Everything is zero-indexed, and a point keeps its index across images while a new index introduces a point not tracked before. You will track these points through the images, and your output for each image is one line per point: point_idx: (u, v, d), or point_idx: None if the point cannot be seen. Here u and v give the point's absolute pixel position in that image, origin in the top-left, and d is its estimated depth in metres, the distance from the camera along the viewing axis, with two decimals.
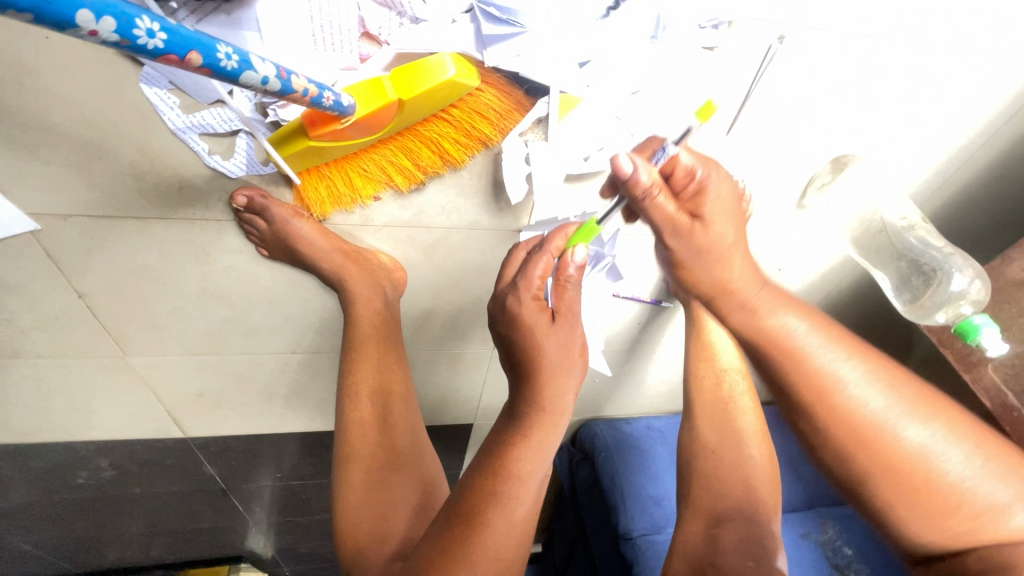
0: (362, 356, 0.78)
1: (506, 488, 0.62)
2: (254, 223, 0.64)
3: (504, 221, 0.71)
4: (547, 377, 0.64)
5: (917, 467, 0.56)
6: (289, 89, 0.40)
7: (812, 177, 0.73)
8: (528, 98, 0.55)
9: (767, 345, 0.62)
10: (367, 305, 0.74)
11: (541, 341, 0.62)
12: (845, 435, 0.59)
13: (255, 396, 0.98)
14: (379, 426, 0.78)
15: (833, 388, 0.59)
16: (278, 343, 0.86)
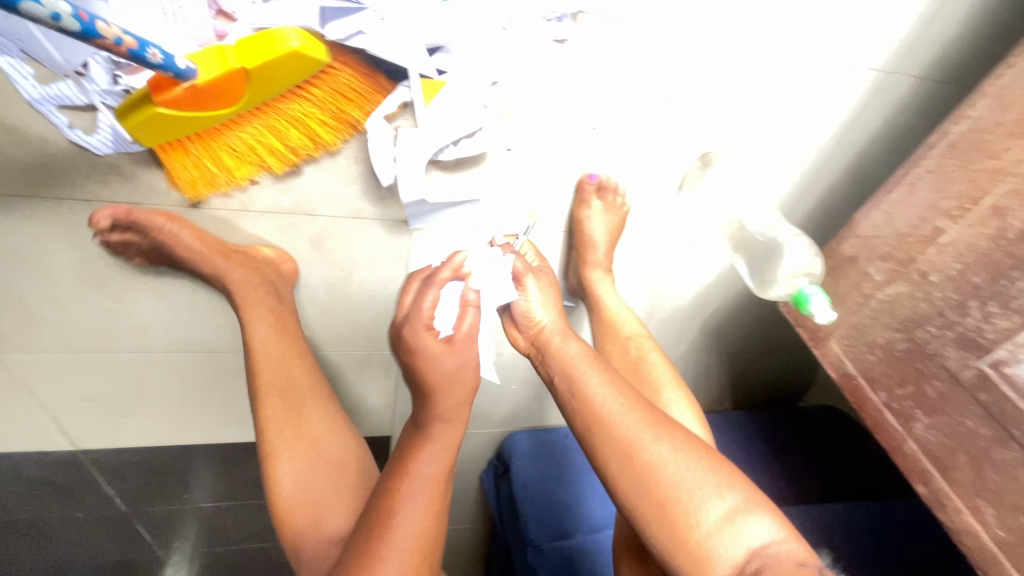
0: (262, 358, 0.73)
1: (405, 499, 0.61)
2: (127, 240, 0.67)
3: (390, 210, 0.73)
4: (437, 398, 0.62)
5: (665, 490, 0.62)
6: (94, 32, 0.38)
7: (685, 176, 0.78)
8: (387, 81, 0.58)
9: (563, 375, 0.74)
10: (257, 304, 0.72)
11: (433, 370, 0.61)
12: (607, 454, 0.66)
13: (151, 400, 0.95)
14: (291, 416, 0.72)
15: (603, 416, 0.67)
16: (169, 340, 0.84)
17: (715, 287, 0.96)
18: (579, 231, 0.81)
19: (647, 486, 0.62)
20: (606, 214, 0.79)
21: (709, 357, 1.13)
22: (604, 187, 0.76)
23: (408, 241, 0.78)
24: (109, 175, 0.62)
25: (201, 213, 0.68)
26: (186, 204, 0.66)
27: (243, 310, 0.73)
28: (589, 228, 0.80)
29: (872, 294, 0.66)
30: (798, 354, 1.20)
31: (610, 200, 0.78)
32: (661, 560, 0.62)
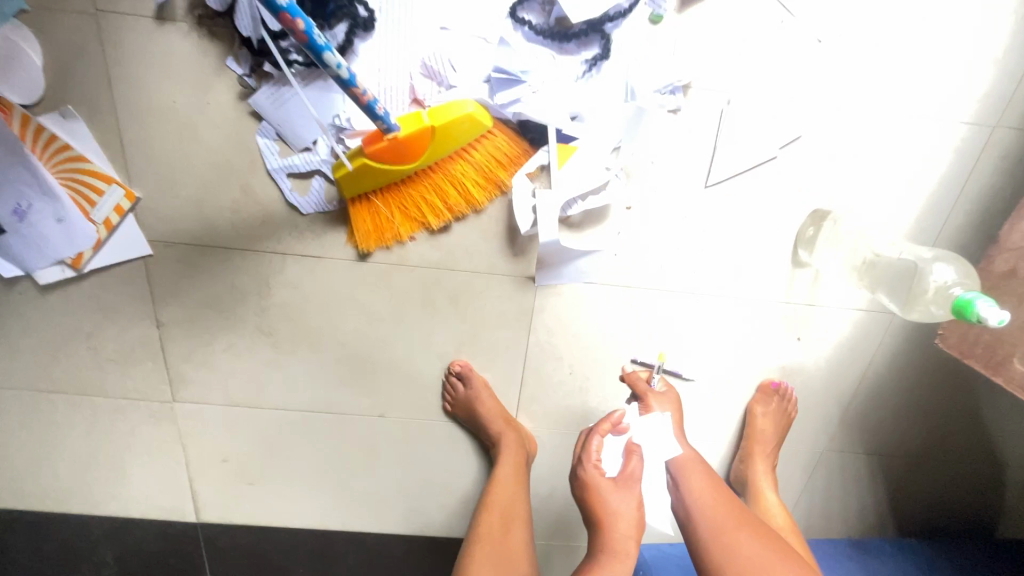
0: (501, 468, 0.88)
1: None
2: (454, 386, 0.89)
3: (521, 266, 0.81)
4: (602, 531, 0.74)
5: (752, 564, 0.70)
6: (352, 83, 0.56)
7: (799, 234, 0.79)
8: (531, 146, 0.72)
9: (681, 478, 0.81)
10: (510, 449, 0.88)
11: (603, 505, 0.75)
12: (704, 544, 0.74)
13: (278, 467, 0.99)
14: (501, 534, 0.84)
15: (709, 514, 0.76)
16: (308, 397, 0.91)
17: (848, 361, 0.90)
18: None
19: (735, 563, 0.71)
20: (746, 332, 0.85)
21: (859, 459, 0.98)
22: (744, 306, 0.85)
23: (533, 298, 0.85)
24: (306, 232, 0.78)
25: (364, 267, 0.80)
26: (355, 258, 0.80)
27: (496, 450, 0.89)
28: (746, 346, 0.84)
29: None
30: (979, 469, 1.00)
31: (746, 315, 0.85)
32: None
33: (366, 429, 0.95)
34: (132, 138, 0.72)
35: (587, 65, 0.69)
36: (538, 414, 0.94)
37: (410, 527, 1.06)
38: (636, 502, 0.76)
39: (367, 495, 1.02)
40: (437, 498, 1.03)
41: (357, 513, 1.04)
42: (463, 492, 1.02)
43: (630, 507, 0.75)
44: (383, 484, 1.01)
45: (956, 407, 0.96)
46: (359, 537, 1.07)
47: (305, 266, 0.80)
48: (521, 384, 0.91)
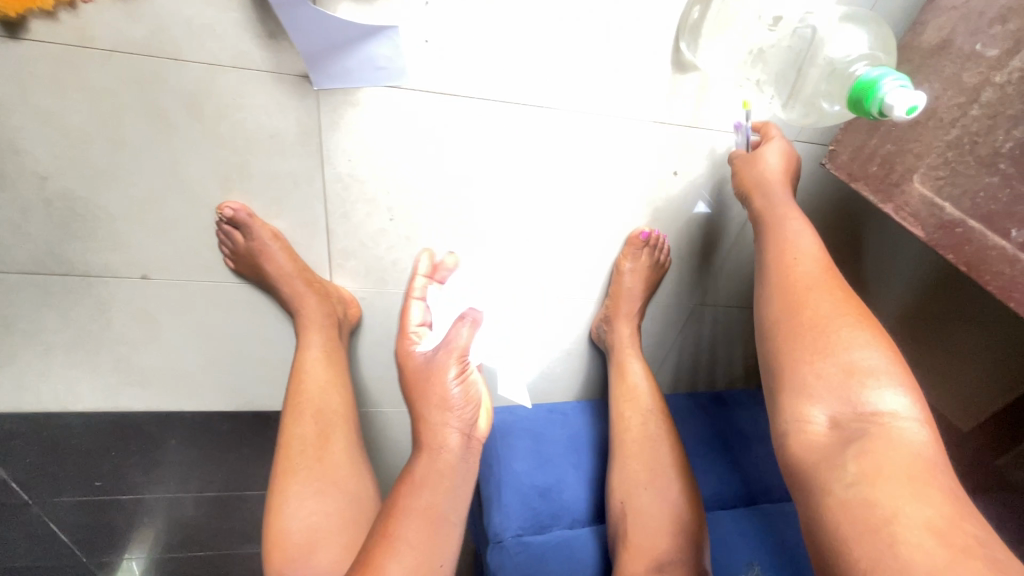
0: (306, 342, 0.70)
1: (408, 499, 0.54)
2: (232, 237, 0.66)
3: (285, 55, 0.55)
4: (417, 408, 0.58)
5: (823, 331, 0.52)
6: None
7: (686, 20, 0.58)
8: None
9: (771, 233, 0.62)
10: (316, 323, 0.69)
11: (423, 383, 0.59)
12: (771, 298, 0.58)
13: (27, 349, 0.77)
14: (316, 440, 0.66)
15: (793, 269, 0.58)
16: (25, 254, 0.66)
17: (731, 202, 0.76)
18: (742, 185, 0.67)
19: (796, 325, 0.54)
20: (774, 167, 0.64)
21: (728, 312, 0.91)
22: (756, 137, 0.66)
23: (316, 111, 0.59)
24: None
25: (22, 47, 0.51)
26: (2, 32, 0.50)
27: (301, 331, 0.70)
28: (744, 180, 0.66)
29: (984, 85, 0.48)
30: None
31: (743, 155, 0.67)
32: (782, 383, 0.52)
33: (133, 293, 0.73)
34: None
35: None
36: (358, 273, 0.74)
37: (232, 402, 0.91)
38: (462, 377, 0.59)
39: (165, 373, 0.84)
40: (256, 372, 0.86)
41: (159, 391, 0.86)
42: (287, 363, 0.86)
43: (456, 386, 0.58)
44: (182, 360, 0.82)
45: (830, 250, 0.88)
46: (173, 417, 0.91)
47: None
48: (329, 237, 0.70)
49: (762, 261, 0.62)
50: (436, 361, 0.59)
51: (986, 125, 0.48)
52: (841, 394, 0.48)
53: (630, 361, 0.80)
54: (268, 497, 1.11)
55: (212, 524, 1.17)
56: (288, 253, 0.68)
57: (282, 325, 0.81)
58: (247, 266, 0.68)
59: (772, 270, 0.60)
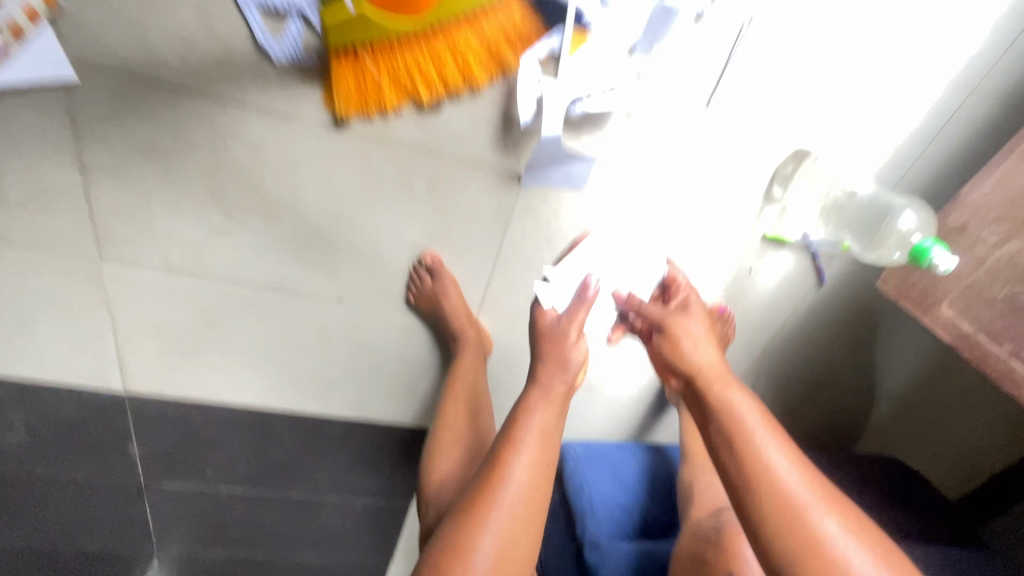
0: (460, 357, 0.91)
1: (527, 417, 0.70)
2: (422, 278, 0.87)
3: (508, 161, 0.78)
4: (541, 360, 0.75)
5: (840, 571, 0.52)
6: None
7: (779, 170, 0.84)
8: (544, 27, 0.65)
9: (730, 438, 0.61)
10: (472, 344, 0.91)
11: (549, 341, 0.75)
12: (776, 539, 0.55)
13: (216, 345, 0.94)
14: (468, 414, 0.91)
15: (782, 486, 0.56)
16: (258, 272, 0.85)
17: (786, 297, 0.99)
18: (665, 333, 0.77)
19: (811, 551, 0.53)
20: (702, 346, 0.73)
21: (768, 385, 1.12)
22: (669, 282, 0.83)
23: (514, 197, 0.82)
24: (276, 84, 0.68)
25: (338, 135, 0.73)
26: (329, 124, 0.72)
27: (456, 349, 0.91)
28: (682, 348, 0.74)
29: (988, 255, 0.72)
30: (852, 398, 1.20)
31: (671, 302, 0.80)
32: None
33: (321, 311, 0.92)
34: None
35: None
36: (499, 314, 0.95)
37: (355, 409, 1.08)
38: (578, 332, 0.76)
39: (315, 378, 1.01)
40: (386, 386, 1.04)
41: (302, 393, 1.03)
42: (412, 381, 1.04)
43: (577, 343, 0.75)
44: (331, 369, 1.00)
45: (851, 342, 1.11)
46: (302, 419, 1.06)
47: (269, 124, 0.71)
48: (488, 285, 0.91)
49: (735, 487, 0.59)
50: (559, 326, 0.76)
51: (988, 278, 0.72)
52: None
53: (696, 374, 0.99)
54: (343, 504, 1.25)
55: (280, 527, 1.28)
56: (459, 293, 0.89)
57: (421, 348, 1.00)
58: (426, 303, 0.88)
59: (758, 501, 0.57)
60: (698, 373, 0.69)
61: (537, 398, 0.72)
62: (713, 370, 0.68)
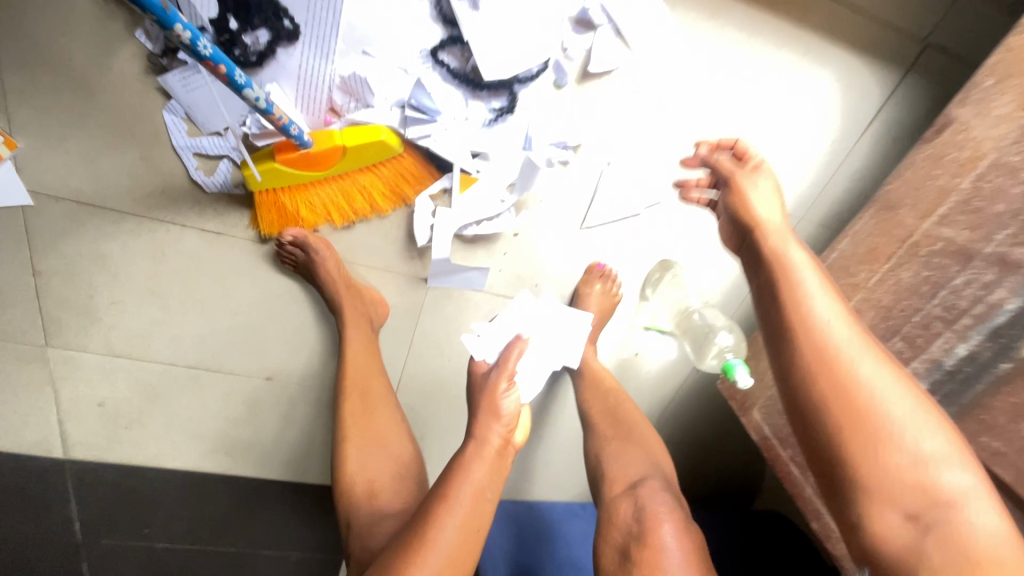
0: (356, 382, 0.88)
1: (461, 476, 0.75)
2: (292, 252, 0.83)
3: (415, 267, 0.90)
4: (479, 418, 0.79)
5: (878, 424, 0.49)
6: (270, 110, 0.61)
7: (647, 278, 0.98)
8: (436, 172, 0.78)
9: (776, 279, 0.55)
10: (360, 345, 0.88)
11: (490, 395, 0.80)
12: (812, 391, 0.51)
13: (155, 415, 1.03)
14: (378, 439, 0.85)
15: (819, 343, 0.51)
16: (193, 356, 0.95)
17: (674, 375, 1.13)
18: (580, 306, 0.94)
19: (847, 413, 0.49)
20: (602, 297, 0.94)
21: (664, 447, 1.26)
22: (607, 274, 0.94)
23: (423, 295, 0.94)
24: (208, 209, 0.80)
25: (264, 247, 0.85)
26: (255, 239, 0.84)
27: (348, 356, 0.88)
28: (590, 304, 0.93)
29: None
30: (744, 460, 1.32)
31: (607, 287, 0.94)
32: (852, 487, 0.49)
33: (254, 387, 1.02)
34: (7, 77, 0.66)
35: (495, 113, 0.74)
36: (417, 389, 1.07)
37: (285, 469, 1.17)
38: (509, 379, 0.82)
39: (247, 441, 1.11)
40: (314, 445, 1.14)
41: (236, 455, 1.12)
42: None
43: (506, 391, 0.81)
44: (265, 434, 1.10)
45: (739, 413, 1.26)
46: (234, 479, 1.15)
47: (203, 240, 0.83)
48: (404, 363, 1.01)
49: (782, 334, 0.53)
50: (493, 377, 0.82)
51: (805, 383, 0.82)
52: (912, 493, 0.48)
53: (648, 440, 0.86)
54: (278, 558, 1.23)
55: None
56: (369, 342, 0.89)
57: None
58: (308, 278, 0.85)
59: (803, 350, 0.52)
60: (764, 230, 0.59)
61: (471, 450, 0.77)
62: (769, 227, 0.58)
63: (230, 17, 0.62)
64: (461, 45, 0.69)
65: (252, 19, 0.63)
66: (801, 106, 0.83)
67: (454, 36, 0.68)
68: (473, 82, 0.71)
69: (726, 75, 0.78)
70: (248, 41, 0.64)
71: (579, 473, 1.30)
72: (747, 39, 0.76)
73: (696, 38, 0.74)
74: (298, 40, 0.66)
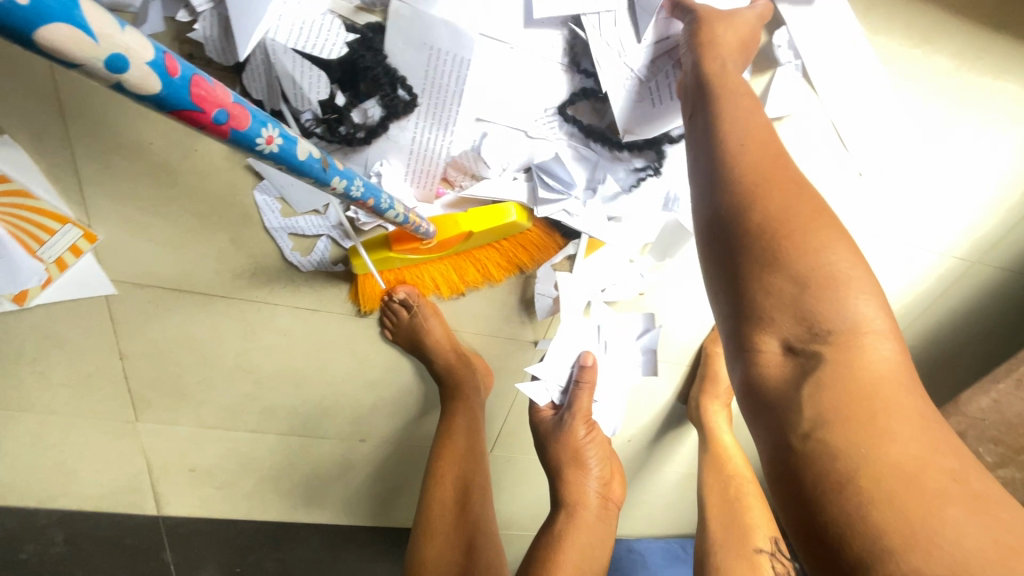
0: (449, 446, 0.84)
1: (560, 559, 0.72)
2: (396, 313, 0.74)
3: (524, 330, 0.80)
4: (565, 481, 0.78)
5: (793, 218, 0.44)
6: (406, 219, 0.54)
7: None
8: (562, 240, 0.68)
9: (710, 56, 0.50)
10: (464, 401, 0.81)
11: (574, 455, 0.77)
12: (727, 188, 0.45)
13: (245, 475, 0.98)
14: (458, 507, 0.82)
15: (744, 126, 0.47)
16: (284, 423, 0.89)
17: None
18: (706, 364, 0.88)
19: (809, 210, 0.45)
20: None
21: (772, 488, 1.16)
22: None
23: (528, 357, 0.85)
24: (303, 286, 0.71)
25: (362, 321, 0.76)
26: (353, 312, 0.75)
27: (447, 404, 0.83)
28: (719, 363, 0.87)
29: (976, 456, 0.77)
30: None
31: None
32: (759, 304, 0.44)
33: (345, 448, 0.96)
34: (82, 165, 0.57)
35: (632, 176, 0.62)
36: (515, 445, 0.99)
37: (373, 516, 1.13)
38: (587, 426, 0.77)
39: (337, 495, 1.06)
40: (403, 495, 1.10)
41: (325, 508, 1.08)
42: None
43: (595, 461, 0.79)
44: (355, 487, 1.05)
45: None
46: (324, 528, 1.11)
47: (297, 317, 0.74)
48: (504, 422, 0.93)
49: (710, 125, 0.48)
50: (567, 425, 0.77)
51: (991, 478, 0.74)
52: (842, 322, 0.42)
53: (755, 530, 0.84)
54: None
55: None
56: (475, 424, 0.85)
57: None
58: (415, 353, 0.76)
59: (722, 137, 0.47)
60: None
61: (567, 520, 0.76)
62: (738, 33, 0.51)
63: (337, 91, 0.51)
64: (597, 97, 0.57)
65: (362, 90, 0.51)
66: (1010, 143, 0.67)
67: (588, 88, 0.56)
68: (607, 140, 0.59)
69: (923, 113, 0.63)
70: (357, 117, 0.53)
71: (676, 513, 1.22)
72: (957, 69, 0.60)
73: (895, 75, 0.59)
74: (414, 111, 0.54)
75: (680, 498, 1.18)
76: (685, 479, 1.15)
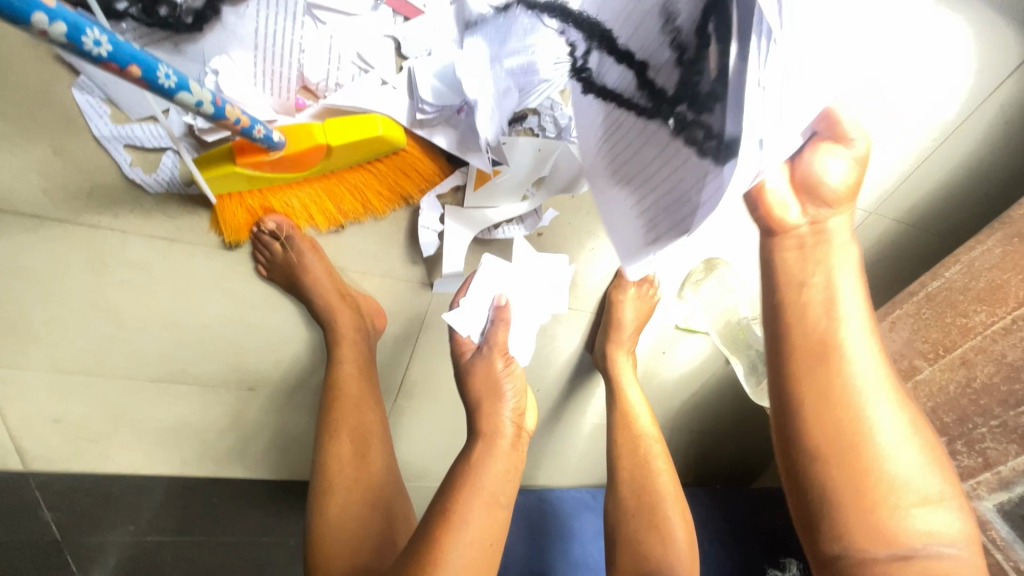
0: (343, 395, 0.78)
1: (472, 483, 0.65)
2: (269, 246, 0.67)
3: (417, 271, 0.75)
4: (482, 409, 0.72)
5: (865, 452, 0.48)
6: (222, 114, 0.45)
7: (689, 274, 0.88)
8: (448, 165, 0.63)
9: (791, 282, 0.50)
10: (350, 347, 0.76)
11: (492, 383, 0.72)
12: (815, 437, 0.49)
13: (124, 428, 0.90)
14: (356, 459, 0.76)
15: (835, 372, 0.49)
16: (160, 371, 0.82)
17: (698, 372, 1.04)
18: (610, 312, 0.86)
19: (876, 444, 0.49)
20: (636, 303, 0.85)
21: (683, 437, 1.19)
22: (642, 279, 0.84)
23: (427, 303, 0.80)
24: (154, 213, 0.63)
25: (232, 255, 0.69)
26: (221, 246, 0.69)
27: (334, 350, 0.77)
28: (622, 312, 0.84)
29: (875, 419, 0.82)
30: (753, 445, 1.29)
31: (644, 290, 0.85)
32: (833, 526, 0.50)
33: (234, 398, 0.90)
34: None
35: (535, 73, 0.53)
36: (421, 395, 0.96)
37: (277, 470, 1.08)
38: (507, 359, 0.74)
39: (232, 447, 1.00)
40: (307, 446, 1.05)
41: (221, 462, 1.02)
42: None
43: (512, 393, 0.73)
44: (254, 439, 1.00)
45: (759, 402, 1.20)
46: (223, 484, 1.05)
47: (154, 248, 0.66)
48: (405, 370, 0.88)
49: (788, 361, 0.50)
50: (486, 358, 0.73)
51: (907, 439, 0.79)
52: (904, 533, 0.49)
53: (665, 500, 0.81)
54: None
55: None
56: (365, 367, 0.79)
57: None
58: (294, 292, 0.70)
59: (801, 384, 0.50)
60: (786, 234, 0.50)
61: (482, 449, 0.69)
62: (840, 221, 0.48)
63: None
64: (665, 123, 0.42)
65: None
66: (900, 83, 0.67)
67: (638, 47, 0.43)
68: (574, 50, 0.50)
69: None
70: None
71: (592, 463, 1.24)
72: None
73: None
74: None
75: (593, 448, 1.20)
76: (598, 429, 1.16)
